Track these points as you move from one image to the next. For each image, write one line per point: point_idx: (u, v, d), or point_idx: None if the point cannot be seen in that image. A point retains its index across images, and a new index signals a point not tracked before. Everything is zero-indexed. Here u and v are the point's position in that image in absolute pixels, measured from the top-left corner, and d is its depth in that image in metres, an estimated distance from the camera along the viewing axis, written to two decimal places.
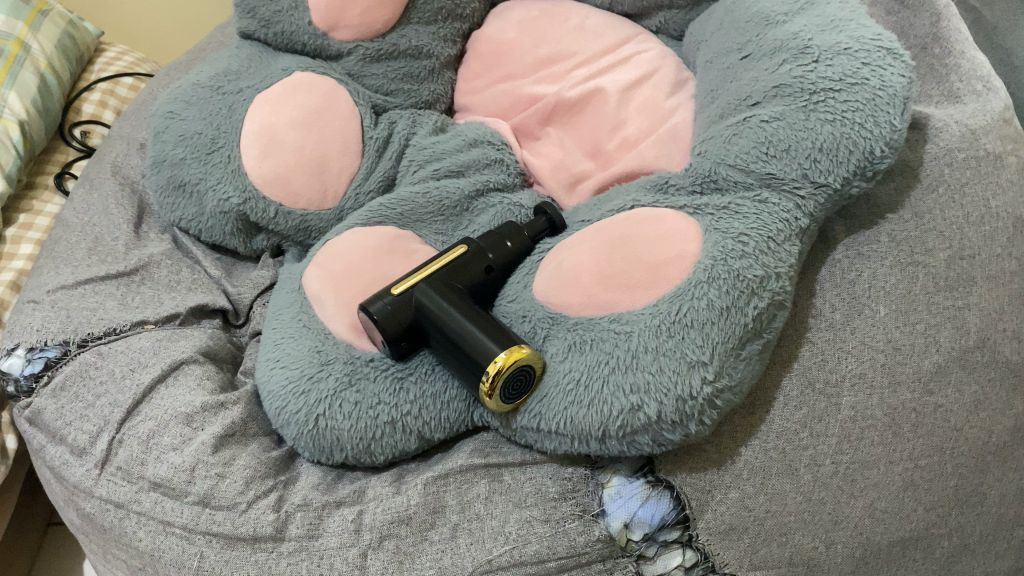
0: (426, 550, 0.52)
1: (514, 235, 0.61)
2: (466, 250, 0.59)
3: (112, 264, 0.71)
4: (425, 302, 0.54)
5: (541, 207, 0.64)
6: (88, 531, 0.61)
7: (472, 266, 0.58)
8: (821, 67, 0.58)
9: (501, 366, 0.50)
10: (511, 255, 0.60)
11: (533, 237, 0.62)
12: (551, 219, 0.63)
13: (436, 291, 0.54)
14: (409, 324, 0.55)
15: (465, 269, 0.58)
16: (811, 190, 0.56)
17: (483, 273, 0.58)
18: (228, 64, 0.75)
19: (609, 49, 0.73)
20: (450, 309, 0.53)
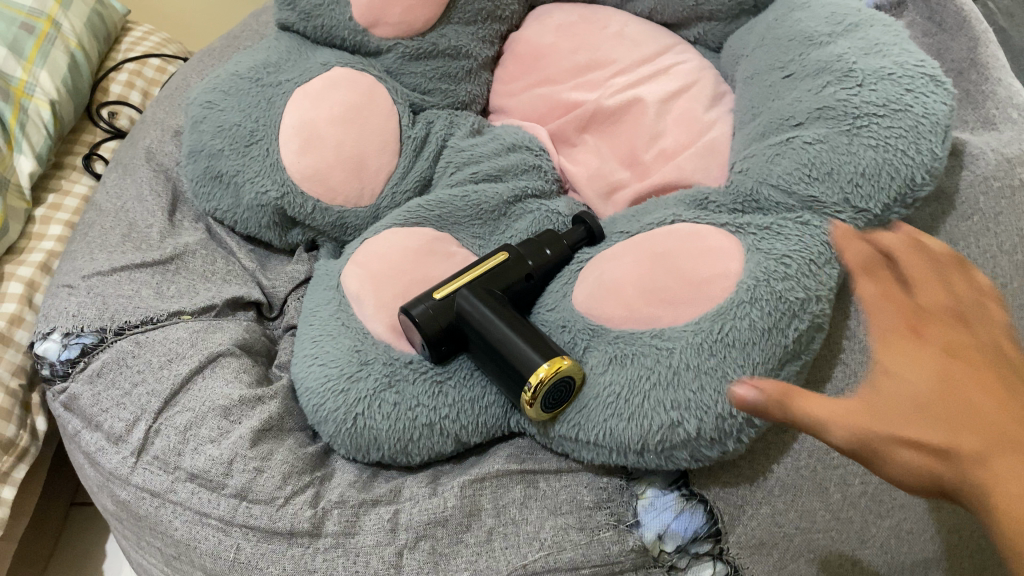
0: (461, 552, 0.53)
1: (552, 245, 0.62)
2: (506, 256, 0.59)
3: (147, 252, 0.71)
4: (468, 308, 0.55)
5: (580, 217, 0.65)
6: (122, 517, 0.61)
7: (511, 273, 0.59)
8: (865, 92, 0.59)
9: (545, 377, 0.51)
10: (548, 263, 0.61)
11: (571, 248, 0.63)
12: (589, 229, 0.64)
13: (479, 297, 0.55)
14: (450, 328, 0.56)
15: (505, 276, 0.58)
16: (852, 214, 0.57)
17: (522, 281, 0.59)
18: (268, 55, 0.75)
19: (648, 58, 0.74)
20: (495, 316, 0.54)
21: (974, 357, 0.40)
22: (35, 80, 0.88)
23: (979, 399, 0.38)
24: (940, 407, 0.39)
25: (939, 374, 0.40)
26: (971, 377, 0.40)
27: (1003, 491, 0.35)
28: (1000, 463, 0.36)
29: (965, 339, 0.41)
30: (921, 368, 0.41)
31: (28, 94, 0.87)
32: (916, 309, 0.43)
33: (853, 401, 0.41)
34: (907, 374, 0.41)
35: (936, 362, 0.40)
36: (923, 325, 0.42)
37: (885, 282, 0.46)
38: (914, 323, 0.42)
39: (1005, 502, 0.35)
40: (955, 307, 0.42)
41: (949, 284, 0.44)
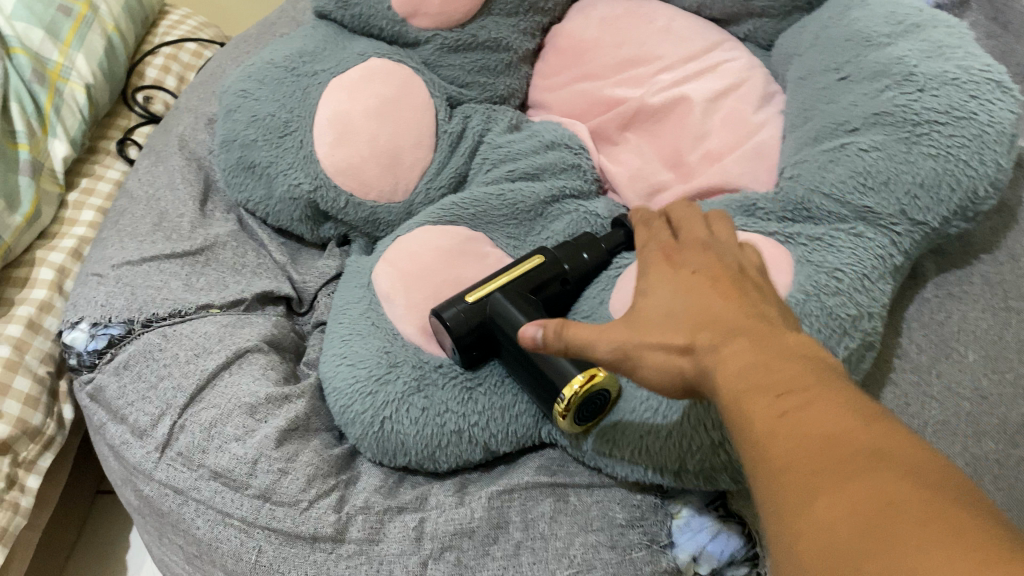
0: (487, 565, 0.52)
1: (590, 248, 0.59)
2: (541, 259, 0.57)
3: (178, 242, 0.70)
4: (500, 312, 0.52)
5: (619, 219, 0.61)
6: (145, 512, 0.61)
7: (546, 277, 0.56)
8: (926, 98, 0.55)
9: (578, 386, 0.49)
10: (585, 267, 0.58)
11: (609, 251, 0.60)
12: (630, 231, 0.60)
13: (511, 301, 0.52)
14: (480, 331, 0.54)
15: (539, 279, 0.56)
16: (908, 227, 0.54)
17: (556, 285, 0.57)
18: (304, 43, 0.73)
19: (695, 55, 0.71)
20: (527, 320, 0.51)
21: (741, 290, 0.40)
22: (71, 63, 0.87)
23: (724, 322, 0.37)
24: (705, 342, 0.37)
25: (685, 287, 0.40)
26: (729, 304, 0.39)
27: (727, 379, 0.35)
28: (801, 397, 0.31)
29: (729, 282, 0.40)
30: (673, 284, 0.41)
31: (64, 77, 0.86)
32: (697, 245, 0.44)
33: (631, 325, 0.40)
34: (661, 292, 0.41)
35: (704, 300, 0.39)
36: (682, 255, 0.43)
37: (665, 233, 0.46)
38: (681, 268, 0.42)
39: (794, 432, 0.30)
40: (751, 261, 0.43)
41: (725, 243, 0.44)
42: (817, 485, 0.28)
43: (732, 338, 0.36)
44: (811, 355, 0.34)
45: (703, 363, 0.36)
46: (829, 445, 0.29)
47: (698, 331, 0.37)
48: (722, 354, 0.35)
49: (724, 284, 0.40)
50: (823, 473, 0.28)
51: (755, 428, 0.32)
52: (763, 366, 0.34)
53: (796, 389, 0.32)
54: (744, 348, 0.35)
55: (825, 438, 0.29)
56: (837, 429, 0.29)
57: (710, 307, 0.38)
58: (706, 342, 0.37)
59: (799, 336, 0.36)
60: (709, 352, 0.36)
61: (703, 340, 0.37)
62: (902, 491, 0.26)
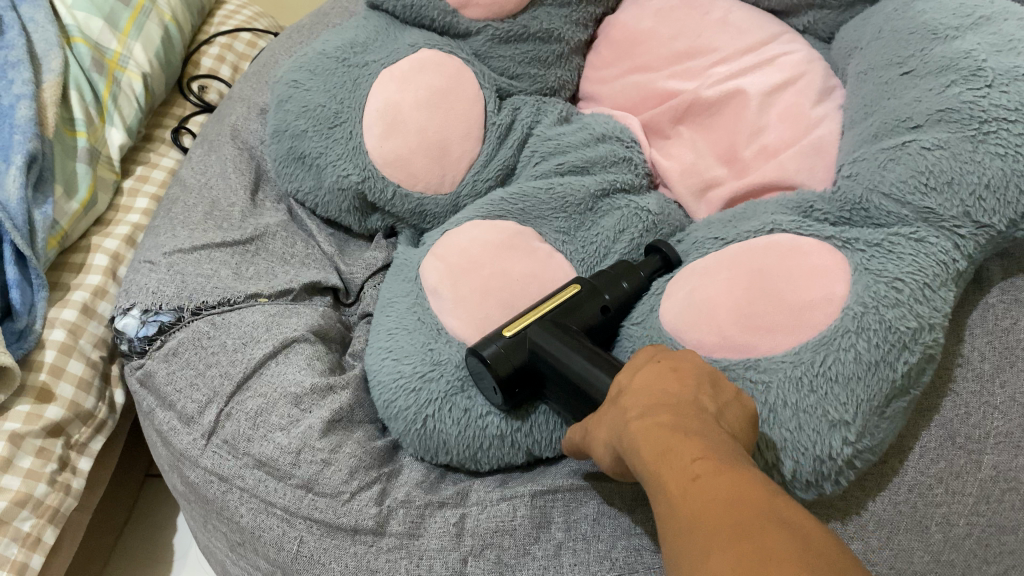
0: (528, 564, 0.51)
1: (626, 276, 0.58)
2: (578, 289, 0.56)
3: (228, 232, 0.71)
4: (542, 347, 0.51)
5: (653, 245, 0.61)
6: (190, 498, 0.61)
7: (583, 308, 0.55)
8: (995, 94, 0.53)
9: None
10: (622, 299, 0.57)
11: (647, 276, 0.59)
12: (665, 255, 0.60)
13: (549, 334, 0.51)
14: (523, 366, 0.52)
15: (576, 310, 0.55)
16: (972, 230, 0.52)
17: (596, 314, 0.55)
18: (356, 34, 0.73)
19: (751, 48, 0.69)
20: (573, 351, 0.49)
21: (698, 391, 0.41)
22: (129, 52, 0.88)
23: (663, 406, 0.39)
24: (641, 422, 0.39)
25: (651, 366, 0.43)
26: (678, 393, 0.40)
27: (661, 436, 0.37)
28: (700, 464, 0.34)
29: (691, 375, 0.42)
30: (641, 366, 0.44)
31: (122, 66, 0.87)
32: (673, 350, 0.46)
33: (597, 434, 0.44)
34: (626, 376, 0.44)
35: (652, 391, 0.41)
36: (665, 350, 0.45)
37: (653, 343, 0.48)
38: (647, 358, 0.45)
39: (691, 497, 0.33)
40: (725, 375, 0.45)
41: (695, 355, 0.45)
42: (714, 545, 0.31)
43: (658, 416, 0.39)
44: (728, 448, 0.37)
45: (624, 446, 0.39)
46: (728, 504, 0.32)
47: (635, 406, 0.40)
48: (641, 425, 0.39)
49: (685, 376, 0.42)
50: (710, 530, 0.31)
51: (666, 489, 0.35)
52: (675, 441, 0.36)
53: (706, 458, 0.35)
54: (663, 428, 0.37)
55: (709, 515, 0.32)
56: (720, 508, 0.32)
57: (654, 392, 0.41)
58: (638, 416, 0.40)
59: (726, 435, 0.38)
60: (631, 423, 0.39)
61: (637, 417, 0.39)
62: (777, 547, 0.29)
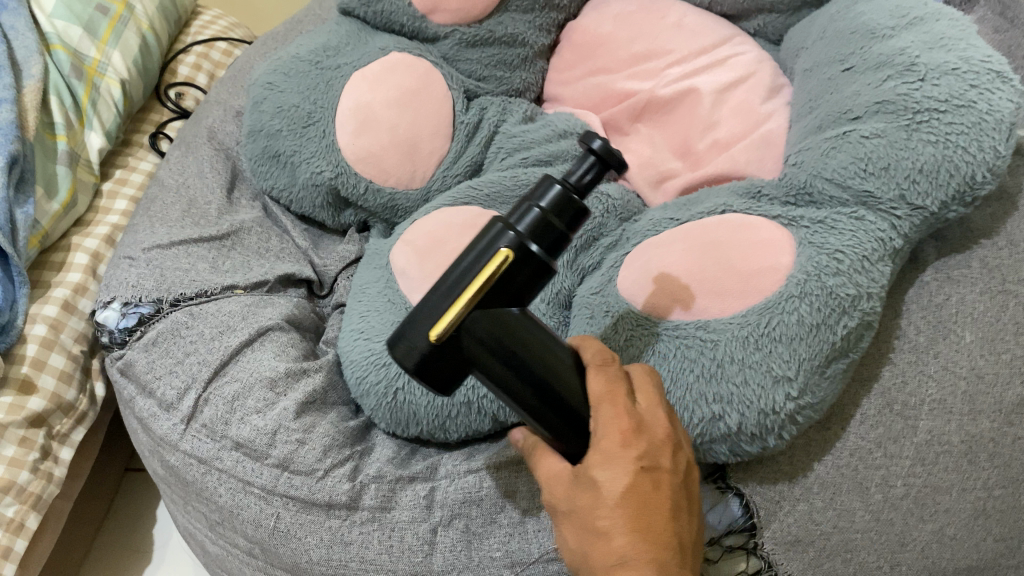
0: (495, 532, 0.55)
1: (562, 210, 0.42)
2: (509, 256, 0.40)
3: (205, 228, 0.73)
4: (482, 355, 0.42)
5: (591, 155, 0.42)
6: (171, 481, 0.64)
7: (520, 279, 0.41)
8: (927, 87, 0.57)
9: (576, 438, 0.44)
10: (561, 239, 0.42)
11: (580, 192, 0.43)
12: (603, 158, 0.42)
13: (491, 347, 0.42)
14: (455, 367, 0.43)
15: (509, 284, 0.41)
16: (907, 211, 0.55)
17: (533, 280, 0.42)
18: (328, 38, 0.76)
19: (705, 49, 0.73)
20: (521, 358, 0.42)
21: (670, 514, 0.42)
22: (107, 60, 0.90)
23: (644, 555, 0.41)
24: (621, 573, 0.41)
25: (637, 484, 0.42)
26: (654, 526, 0.42)
27: None
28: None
29: (663, 492, 0.42)
30: (616, 472, 0.42)
31: (101, 72, 0.89)
32: (637, 427, 0.43)
33: (567, 527, 0.44)
34: (600, 478, 0.42)
35: (633, 526, 0.41)
36: (635, 436, 0.43)
37: (609, 390, 0.43)
38: (620, 459, 0.42)
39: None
40: (683, 453, 0.45)
41: (657, 432, 0.44)
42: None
43: (639, 570, 0.41)
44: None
45: (598, 575, 0.42)
46: None
47: (617, 548, 0.41)
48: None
49: (659, 494, 0.42)
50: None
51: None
52: None
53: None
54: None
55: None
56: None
57: (637, 529, 0.41)
58: (619, 560, 0.41)
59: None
60: (614, 567, 0.41)
61: (620, 569, 0.41)
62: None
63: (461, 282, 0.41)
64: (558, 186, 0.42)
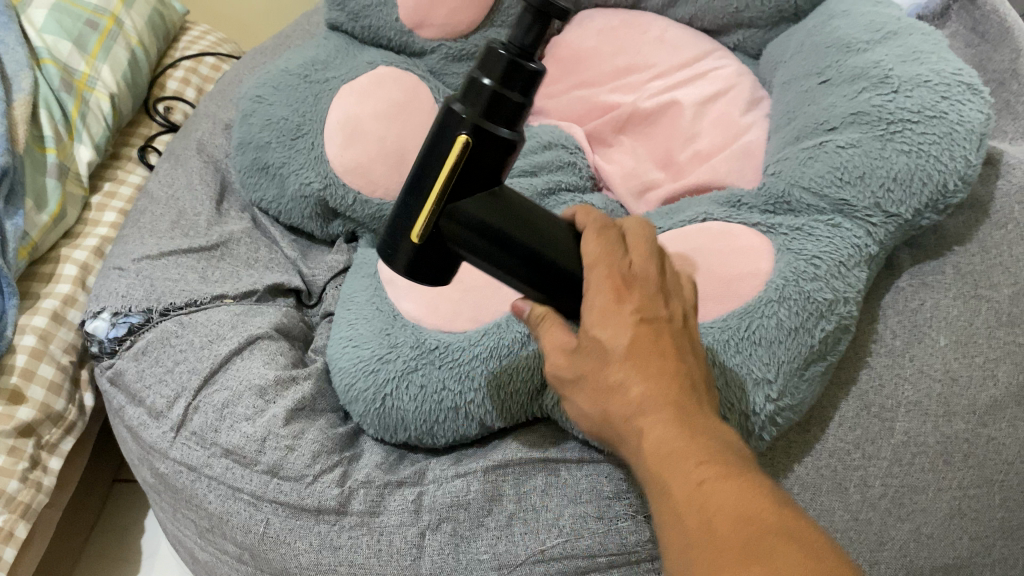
0: (482, 535, 0.55)
1: (509, 80, 0.38)
2: (466, 142, 0.39)
3: (195, 239, 0.74)
4: (465, 244, 0.43)
5: (528, 17, 0.37)
6: (160, 489, 0.64)
7: (487, 158, 0.40)
8: (900, 98, 0.59)
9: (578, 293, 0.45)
10: (519, 108, 0.39)
11: (526, 58, 0.38)
12: (540, 11, 0.37)
13: (477, 228, 0.42)
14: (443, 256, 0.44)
15: (478, 169, 0.41)
16: (882, 219, 0.57)
17: (502, 157, 0.41)
18: (317, 53, 0.77)
19: (686, 63, 0.75)
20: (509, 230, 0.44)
21: (678, 360, 0.42)
22: (97, 74, 0.91)
23: (660, 393, 0.40)
24: (642, 425, 0.40)
25: (636, 331, 0.41)
26: (663, 365, 0.41)
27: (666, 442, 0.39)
28: (708, 469, 0.37)
29: (666, 342, 0.42)
30: (617, 327, 0.42)
31: (90, 86, 0.90)
32: (627, 281, 0.43)
33: (580, 392, 0.44)
34: (602, 334, 0.42)
35: (646, 373, 0.41)
36: (627, 291, 0.43)
37: (599, 248, 0.44)
38: (620, 316, 0.42)
39: (711, 493, 0.36)
40: (679, 305, 0.45)
41: (652, 284, 0.43)
42: (711, 562, 0.34)
43: (657, 418, 0.40)
44: (723, 438, 0.40)
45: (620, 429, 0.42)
46: (747, 529, 0.34)
47: (634, 400, 0.41)
48: (642, 432, 0.40)
49: (662, 342, 0.42)
50: (709, 554, 0.34)
51: (668, 507, 0.37)
52: (676, 454, 0.38)
53: (712, 470, 0.37)
54: (669, 446, 0.39)
55: (738, 514, 0.35)
56: (753, 507, 0.35)
57: (650, 378, 0.41)
58: (638, 411, 0.41)
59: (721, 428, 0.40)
60: (632, 421, 0.41)
61: (638, 421, 0.40)
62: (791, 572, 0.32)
63: (431, 173, 0.41)
64: (502, 55, 0.38)
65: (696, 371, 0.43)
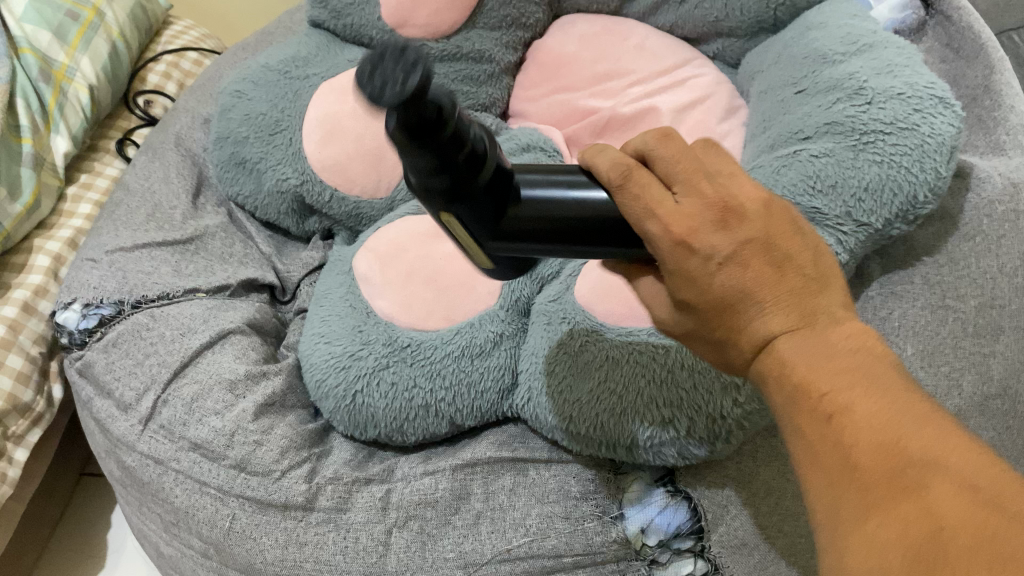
0: (448, 533, 0.55)
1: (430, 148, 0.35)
2: (448, 216, 0.39)
3: (169, 232, 0.74)
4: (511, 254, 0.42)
5: (406, 115, 0.33)
6: (127, 482, 0.64)
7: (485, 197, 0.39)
8: (873, 110, 0.59)
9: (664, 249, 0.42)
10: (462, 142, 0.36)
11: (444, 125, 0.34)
12: (414, 99, 0.32)
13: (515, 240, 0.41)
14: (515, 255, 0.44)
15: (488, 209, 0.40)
16: (853, 227, 0.57)
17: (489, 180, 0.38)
18: (298, 49, 0.77)
19: (666, 70, 0.76)
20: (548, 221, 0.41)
21: (787, 272, 0.35)
22: (76, 65, 0.91)
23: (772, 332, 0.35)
24: (773, 372, 0.35)
25: (722, 280, 0.35)
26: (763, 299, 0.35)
27: (788, 377, 0.34)
28: (847, 397, 0.32)
29: (763, 263, 0.35)
30: (716, 279, 0.35)
31: (69, 77, 0.90)
32: (690, 224, 0.35)
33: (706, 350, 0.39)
34: (689, 288, 0.36)
35: (759, 318, 0.35)
36: (695, 236, 0.35)
37: (639, 199, 0.37)
38: (699, 272, 0.36)
39: (849, 429, 0.32)
40: (758, 198, 0.36)
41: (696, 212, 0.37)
42: (860, 503, 0.31)
43: (787, 361, 0.35)
44: (865, 344, 0.34)
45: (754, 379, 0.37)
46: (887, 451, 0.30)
47: (755, 342, 0.36)
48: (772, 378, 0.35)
49: (758, 273, 0.35)
50: (855, 495, 0.31)
51: (807, 449, 0.33)
52: (803, 387, 0.33)
53: (856, 412, 0.32)
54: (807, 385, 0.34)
55: (879, 444, 0.31)
56: (896, 434, 0.31)
57: (762, 319, 0.35)
58: (764, 350, 0.36)
59: (852, 331, 0.34)
60: (766, 370, 0.36)
61: (766, 361, 0.35)
62: (946, 504, 0.28)
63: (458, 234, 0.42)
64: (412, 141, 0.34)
65: (813, 267, 0.36)
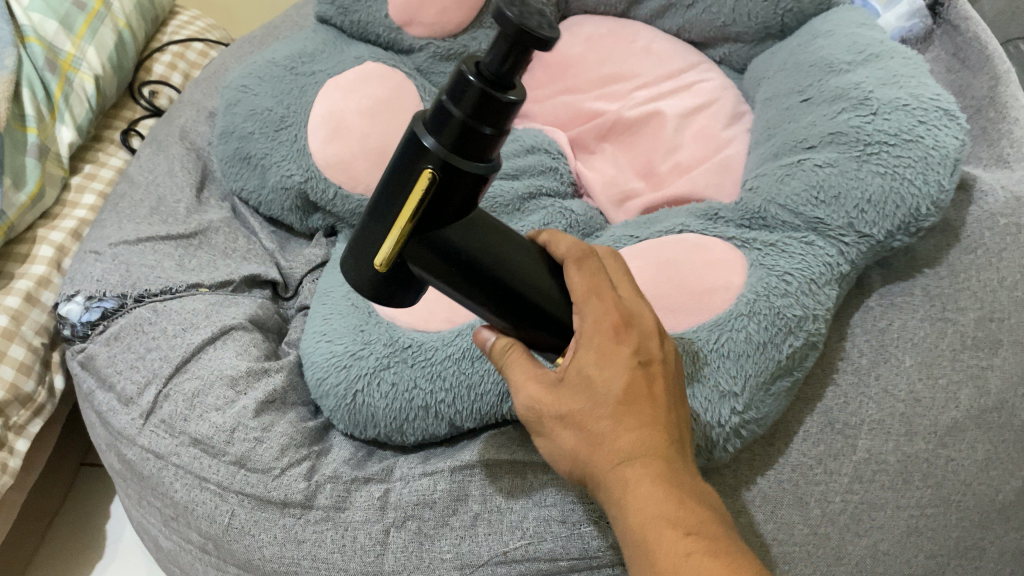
0: (445, 534, 0.56)
1: (480, 112, 0.36)
2: (431, 176, 0.38)
3: (173, 226, 0.74)
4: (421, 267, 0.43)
5: (504, 46, 0.34)
6: (127, 475, 0.64)
7: (455, 191, 0.39)
8: (878, 121, 0.59)
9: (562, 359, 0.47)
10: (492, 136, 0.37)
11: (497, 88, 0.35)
12: (516, 43, 0.33)
13: (438, 251, 0.42)
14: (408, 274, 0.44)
15: (445, 200, 0.40)
16: (855, 238, 0.58)
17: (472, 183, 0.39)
18: (305, 45, 0.77)
19: (672, 74, 0.76)
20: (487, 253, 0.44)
21: (671, 408, 0.43)
22: (82, 55, 0.91)
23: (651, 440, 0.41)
24: (632, 467, 0.40)
25: (630, 377, 0.42)
26: (652, 413, 0.42)
27: (651, 496, 0.39)
28: (697, 541, 0.38)
29: (664, 383, 0.43)
30: (612, 369, 0.42)
31: (74, 67, 0.90)
32: (626, 319, 0.43)
33: (553, 432, 0.43)
34: (596, 373, 0.42)
35: (638, 421, 0.41)
36: (625, 334, 0.43)
37: (587, 282, 0.44)
38: (620, 356, 0.42)
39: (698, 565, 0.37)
40: (669, 338, 0.46)
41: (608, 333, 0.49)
42: None
43: (653, 464, 0.40)
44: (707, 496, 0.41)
45: (601, 471, 0.41)
46: None
47: (631, 446, 0.41)
48: (626, 475, 0.40)
49: (659, 388, 0.43)
50: None
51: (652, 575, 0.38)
52: (665, 512, 0.39)
53: (698, 543, 0.38)
54: (662, 496, 0.39)
55: None
56: None
57: (647, 429, 0.41)
58: (638, 459, 0.41)
59: (699, 484, 0.42)
60: (623, 465, 0.41)
61: (637, 473, 0.40)
62: None
63: (397, 201, 0.40)
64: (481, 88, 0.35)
65: (680, 421, 0.44)
